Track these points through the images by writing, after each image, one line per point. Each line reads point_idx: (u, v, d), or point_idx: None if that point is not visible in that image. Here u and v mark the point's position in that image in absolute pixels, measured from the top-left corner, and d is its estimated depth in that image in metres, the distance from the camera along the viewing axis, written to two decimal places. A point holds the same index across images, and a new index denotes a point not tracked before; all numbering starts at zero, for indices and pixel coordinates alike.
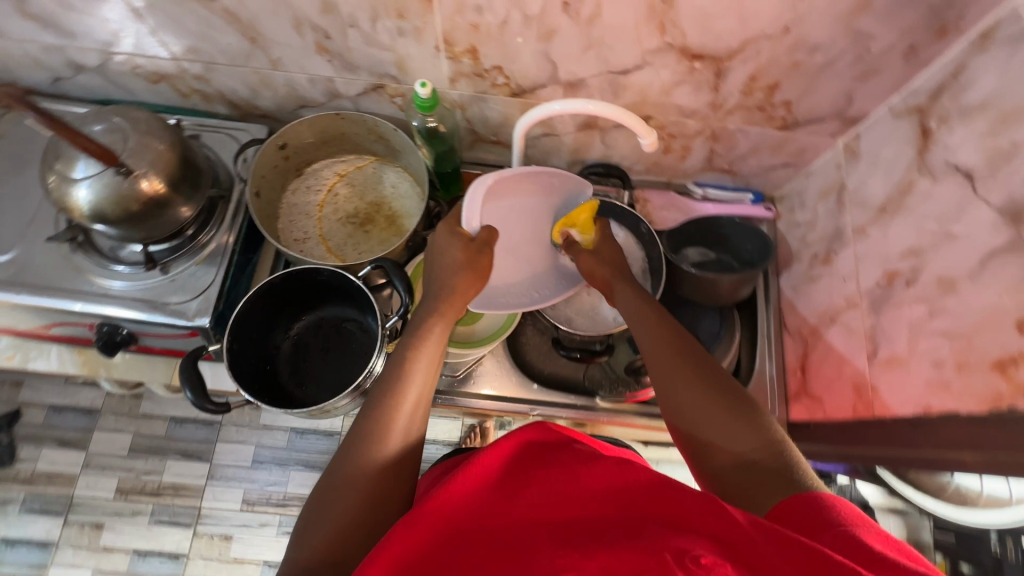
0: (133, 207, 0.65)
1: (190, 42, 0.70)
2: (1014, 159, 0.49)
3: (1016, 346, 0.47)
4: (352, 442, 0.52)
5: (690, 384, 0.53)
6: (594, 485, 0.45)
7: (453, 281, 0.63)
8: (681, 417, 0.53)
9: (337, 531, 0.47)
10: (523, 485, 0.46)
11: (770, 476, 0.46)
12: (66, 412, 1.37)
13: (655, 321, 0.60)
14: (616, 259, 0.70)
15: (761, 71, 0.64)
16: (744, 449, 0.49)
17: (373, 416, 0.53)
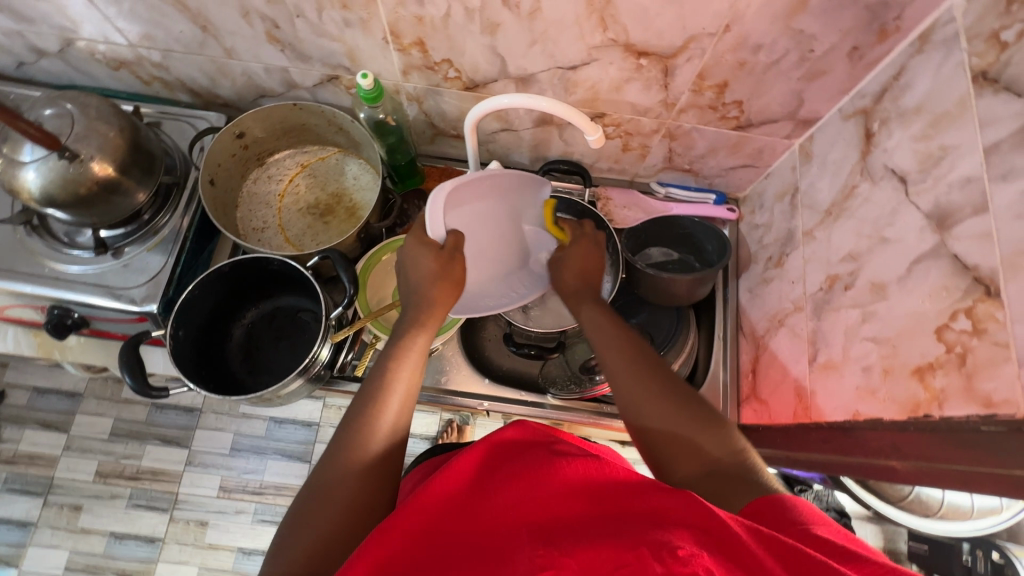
0: (80, 191, 0.65)
1: (144, 29, 0.70)
2: (942, 163, 0.48)
3: (934, 353, 0.46)
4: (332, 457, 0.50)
5: (646, 389, 0.54)
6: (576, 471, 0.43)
7: (433, 293, 0.61)
8: (650, 424, 0.52)
9: (329, 529, 0.45)
10: (498, 484, 0.44)
11: (737, 480, 0.46)
12: (49, 394, 1.39)
13: (613, 327, 0.61)
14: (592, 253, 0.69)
15: (708, 70, 0.64)
16: (710, 458, 0.48)
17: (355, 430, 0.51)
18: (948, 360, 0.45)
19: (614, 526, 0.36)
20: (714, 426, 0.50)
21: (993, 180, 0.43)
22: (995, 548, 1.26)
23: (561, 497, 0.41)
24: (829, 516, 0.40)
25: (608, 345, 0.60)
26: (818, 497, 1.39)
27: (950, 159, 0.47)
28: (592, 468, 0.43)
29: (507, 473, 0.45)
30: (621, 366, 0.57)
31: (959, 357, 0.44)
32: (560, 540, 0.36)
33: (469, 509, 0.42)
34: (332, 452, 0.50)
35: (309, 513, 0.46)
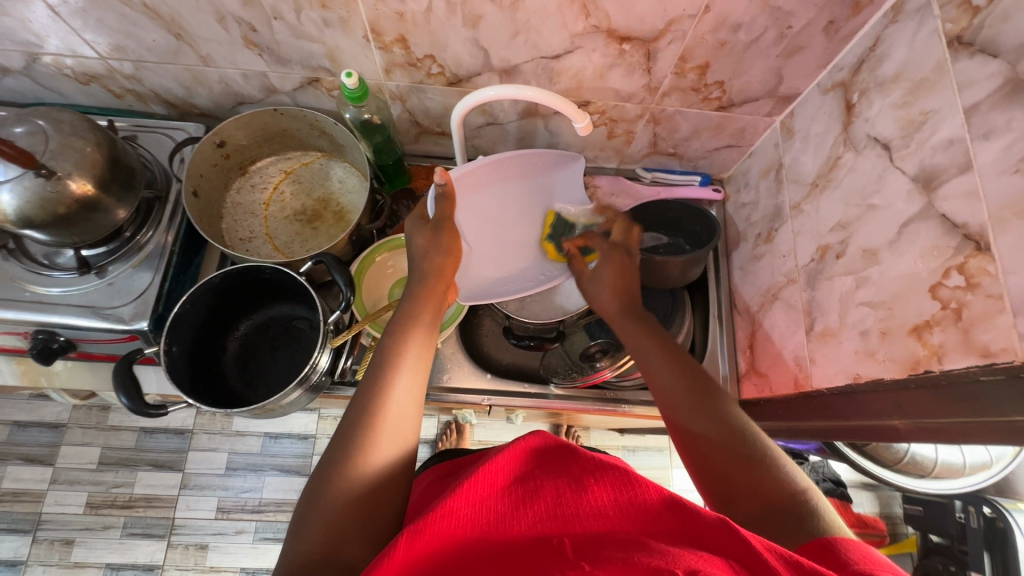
0: (59, 209, 0.63)
1: (114, 40, 0.68)
2: (925, 127, 0.50)
3: (930, 311, 0.48)
4: (340, 441, 0.49)
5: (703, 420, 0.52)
6: (607, 487, 0.43)
7: (428, 263, 0.66)
8: (707, 453, 0.50)
9: (338, 514, 0.44)
10: (531, 494, 0.44)
11: (796, 522, 0.43)
12: (30, 428, 1.34)
13: (667, 357, 0.59)
14: (621, 276, 0.70)
15: (689, 52, 0.65)
16: (768, 497, 0.45)
17: (363, 408, 0.50)
18: (945, 316, 0.46)
19: (644, 547, 0.36)
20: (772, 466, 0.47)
21: (975, 140, 0.44)
22: (988, 503, 1.28)
23: (591, 509, 0.41)
24: (891, 560, 0.35)
25: (664, 371, 0.58)
26: (816, 470, 1.47)
27: (932, 123, 0.49)
28: (623, 481, 0.44)
29: (541, 483, 0.45)
30: (681, 400, 0.54)
31: (955, 313, 0.45)
32: (590, 552, 0.36)
33: (501, 515, 0.42)
34: (348, 436, 0.49)
35: (317, 501, 0.45)
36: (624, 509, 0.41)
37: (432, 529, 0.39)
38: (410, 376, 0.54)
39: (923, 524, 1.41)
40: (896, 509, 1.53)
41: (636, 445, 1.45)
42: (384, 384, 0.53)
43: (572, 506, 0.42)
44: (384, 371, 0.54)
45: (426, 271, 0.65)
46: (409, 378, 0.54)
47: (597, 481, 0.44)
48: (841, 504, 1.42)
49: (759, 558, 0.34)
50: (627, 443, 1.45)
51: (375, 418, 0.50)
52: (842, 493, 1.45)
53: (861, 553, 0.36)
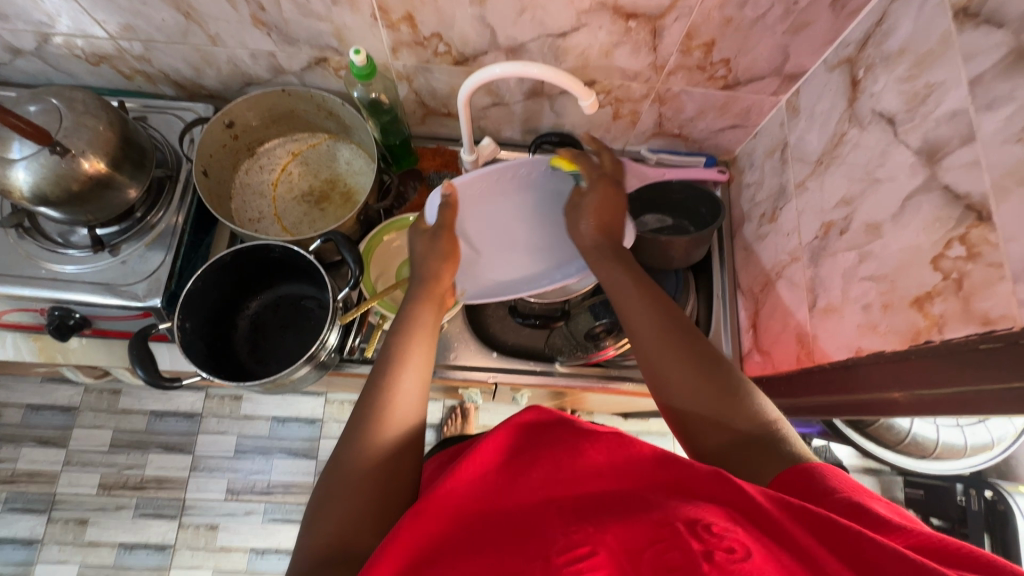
0: (73, 186, 0.64)
1: (124, 20, 0.69)
2: (929, 100, 0.50)
3: (931, 282, 0.48)
4: (349, 440, 0.50)
5: (676, 362, 0.52)
6: (603, 447, 0.44)
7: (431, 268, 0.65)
8: (679, 394, 0.51)
9: (353, 510, 0.46)
10: (529, 456, 0.45)
11: (765, 453, 0.45)
12: (43, 411, 1.37)
13: (644, 302, 0.58)
14: (605, 209, 0.64)
15: (696, 29, 0.65)
16: (740, 429, 0.47)
17: (367, 411, 0.52)
18: (946, 286, 0.47)
19: (645, 505, 0.38)
20: (741, 397, 0.49)
21: (978, 111, 0.45)
22: (990, 487, 1.30)
23: (588, 471, 0.42)
24: (864, 484, 0.39)
25: (635, 320, 0.57)
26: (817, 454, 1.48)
27: (936, 96, 0.49)
28: (618, 442, 0.44)
29: (536, 446, 0.46)
30: (648, 340, 0.55)
31: (956, 282, 0.46)
32: (590, 518, 0.38)
33: (502, 482, 0.43)
34: (353, 438, 0.50)
35: (330, 500, 0.46)
36: (620, 471, 0.42)
37: (439, 505, 0.41)
38: (412, 381, 0.54)
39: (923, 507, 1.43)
40: None
41: (638, 431, 1.46)
42: (385, 391, 0.53)
43: (570, 471, 0.42)
44: (385, 380, 0.54)
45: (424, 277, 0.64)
46: (410, 386, 0.54)
47: (592, 444, 0.44)
48: None
49: (757, 505, 0.36)
50: (630, 428, 1.46)
51: (380, 418, 0.51)
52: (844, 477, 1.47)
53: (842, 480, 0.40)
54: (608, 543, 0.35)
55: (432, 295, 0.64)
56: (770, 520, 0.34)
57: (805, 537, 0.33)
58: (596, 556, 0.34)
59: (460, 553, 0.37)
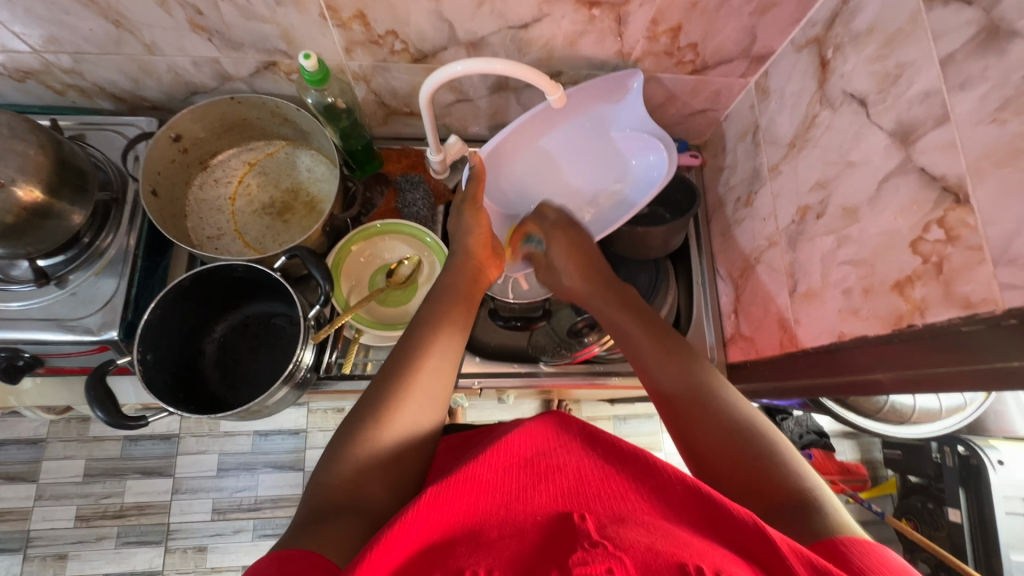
0: (7, 219, 0.59)
1: (47, 32, 0.63)
2: (900, 81, 0.49)
3: (911, 266, 0.48)
4: (376, 391, 0.53)
5: (698, 421, 0.52)
6: (628, 472, 0.44)
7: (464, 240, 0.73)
8: (681, 401, 0.54)
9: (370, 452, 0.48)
10: (553, 470, 0.44)
11: (803, 511, 0.42)
12: (7, 446, 1.30)
13: (664, 355, 0.59)
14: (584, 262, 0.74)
15: (661, 14, 0.63)
16: (784, 485, 0.45)
17: (400, 372, 0.55)
18: (926, 270, 0.46)
19: (669, 535, 0.37)
20: (768, 461, 0.47)
21: (951, 91, 0.44)
22: (961, 441, 1.32)
23: (613, 493, 0.42)
24: (893, 558, 0.36)
25: (663, 368, 0.58)
26: (799, 423, 1.50)
27: (908, 76, 0.48)
28: (647, 466, 0.44)
29: (563, 458, 0.45)
30: (651, 360, 0.60)
31: (935, 266, 0.45)
32: (612, 534, 0.36)
33: (522, 487, 0.42)
34: (383, 389, 0.53)
35: (346, 441, 0.49)
36: (644, 494, 0.42)
37: (455, 495, 0.40)
38: (447, 344, 0.60)
39: (902, 466, 1.48)
40: (877, 454, 1.60)
41: (627, 414, 1.48)
42: (418, 353, 0.57)
43: (592, 486, 0.43)
44: (418, 344, 0.58)
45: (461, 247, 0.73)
46: (442, 353, 0.58)
47: (620, 467, 0.44)
48: (825, 454, 1.48)
49: (783, 563, 0.34)
50: (618, 412, 1.47)
51: (413, 375, 0.55)
52: (826, 444, 1.51)
53: (874, 558, 0.35)
54: (625, 563, 0.33)
55: (466, 262, 0.72)
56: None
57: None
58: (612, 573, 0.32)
59: (466, 547, 0.36)
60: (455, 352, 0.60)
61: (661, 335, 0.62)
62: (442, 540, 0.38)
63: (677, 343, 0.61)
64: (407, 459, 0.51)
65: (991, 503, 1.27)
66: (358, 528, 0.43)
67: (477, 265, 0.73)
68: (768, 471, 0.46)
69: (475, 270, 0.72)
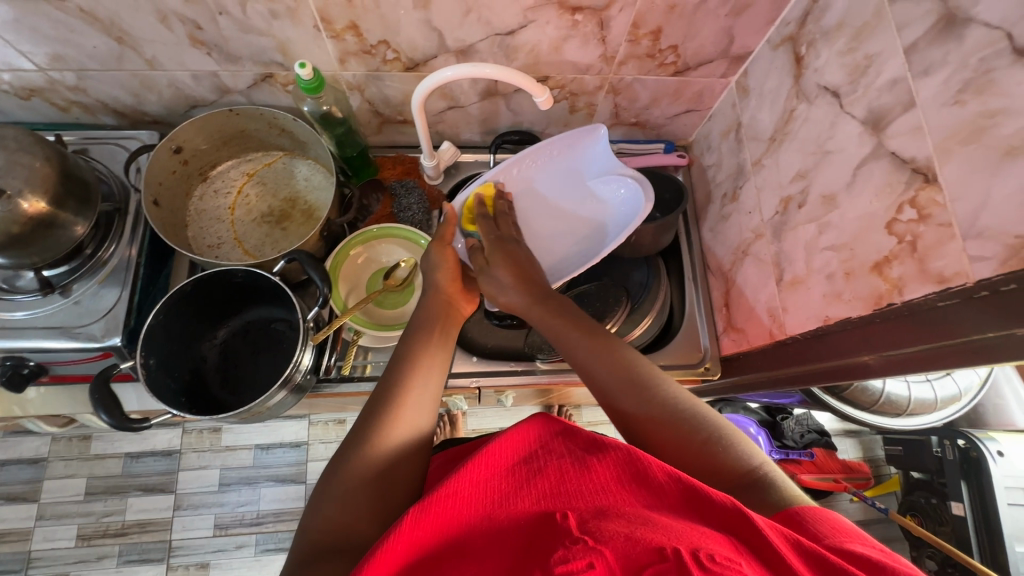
0: (13, 229, 0.61)
1: (53, 50, 0.66)
2: (869, 71, 0.51)
3: (888, 247, 0.50)
4: (360, 431, 0.53)
5: (650, 428, 0.52)
6: (609, 464, 0.44)
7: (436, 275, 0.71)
8: (622, 396, 0.55)
9: (357, 486, 0.48)
10: (533, 474, 0.45)
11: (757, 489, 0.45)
12: (8, 466, 1.30)
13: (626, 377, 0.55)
14: (522, 272, 0.69)
15: (641, 18, 0.66)
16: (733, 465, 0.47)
17: (381, 404, 0.54)
18: (902, 249, 0.48)
19: (648, 522, 0.37)
20: (711, 444, 0.49)
21: (916, 78, 0.46)
22: (961, 435, 1.33)
23: (595, 486, 0.42)
24: (853, 528, 0.38)
25: (625, 393, 0.55)
26: (799, 422, 1.50)
27: (876, 66, 0.50)
28: (626, 458, 0.44)
29: (544, 461, 0.46)
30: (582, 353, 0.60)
31: (910, 245, 0.47)
32: (592, 529, 0.36)
33: (504, 493, 0.43)
34: (369, 426, 0.52)
35: (335, 477, 0.49)
36: (626, 485, 0.42)
37: (439, 508, 0.41)
38: (427, 376, 0.58)
39: (902, 461, 1.45)
40: (878, 452, 1.60)
41: None
42: (399, 387, 0.56)
43: (575, 484, 0.43)
44: (401, 370, 0.58)
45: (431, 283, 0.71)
46: (427, 377, 0.58)
47: (599, 459, 0.44)
48: (826, 453, 1.48)
49: (762, 538, 0.35)
50: None
51: (396, 407, 0.54)
52: (827, 443, 1.50)
53: (830, 523, 0.39)
54: (606, 558, 0.33)
55: (437, 297, 0.70)
56: (775, 557, 0.34)
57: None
58: (593, 568, 0.33)
59: (453, 561, 0.37)
60: (437, 382, 0.58)
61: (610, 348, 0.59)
62: (430, 554, 0.38)
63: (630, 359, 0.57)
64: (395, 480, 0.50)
65: (994, 496, 1.26)
66: (346, 568, 0.42)
67: (448, 300, 0.70)
68: (715, 460, 0.48)
69: (447, 304, 0.70)
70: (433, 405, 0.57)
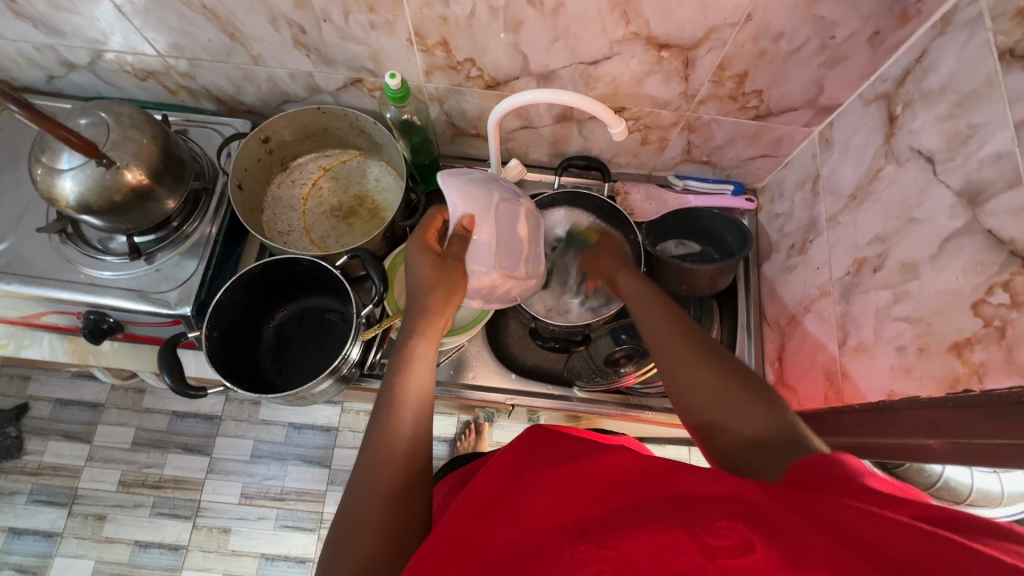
0: (116, 197, 0.67)
1: (173, 39, 0.72)
2: (971, 141, 0.49)
3: (971, 328, 0.47)
4: (358, 479, 0.49)
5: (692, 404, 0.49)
6: (598, 463, 0.45)
7: (429, 300, 0.59)
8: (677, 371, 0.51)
9: (370, 541, 0.45)
10: (529, 483, 0.46)
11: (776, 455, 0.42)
12: (71, 406, 1.41)
13: (693, 359, 0.50)
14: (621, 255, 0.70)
15: (728, 60, 0.65)
16: (755, 429, 0.44)
17: (375, 448, 0.50)
18: (987, 334, 0.45)
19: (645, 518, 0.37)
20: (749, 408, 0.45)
21: None
22: None
23: (586, 487, 0.43)
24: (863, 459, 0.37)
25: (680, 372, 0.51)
26: None
27: (979, 137, 0.48)
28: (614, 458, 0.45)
29: (537, 472, 0.47)
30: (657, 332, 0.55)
31: (998, 330, 0.44)
32: (597, 537, 0.37)
33: (513, 504, 0.44)
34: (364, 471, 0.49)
35: (347, 528, 0.46)
36: (617, 482, 0.43)
37: (449, 539, 0.41)
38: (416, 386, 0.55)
39: None
40: None
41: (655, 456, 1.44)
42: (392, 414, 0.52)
43: (568, 489, 0.43)
44: (392, 396, 0.54)
45: (423, 308, 0.59)
46: (415, 409, 0.53)
47: (590, 460, 0.45)
48: None
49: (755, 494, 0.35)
50: None
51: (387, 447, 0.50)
52: None
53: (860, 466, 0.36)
54: None
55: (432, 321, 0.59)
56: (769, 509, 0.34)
57: (805, 529, 0.32)
58: None
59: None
60: (428, 389, 0.55)
61: (689, 338, 0.52)
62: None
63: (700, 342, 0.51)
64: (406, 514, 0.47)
65: None
66: None
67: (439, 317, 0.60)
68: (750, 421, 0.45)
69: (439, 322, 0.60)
70: (428, 416, 0.54)
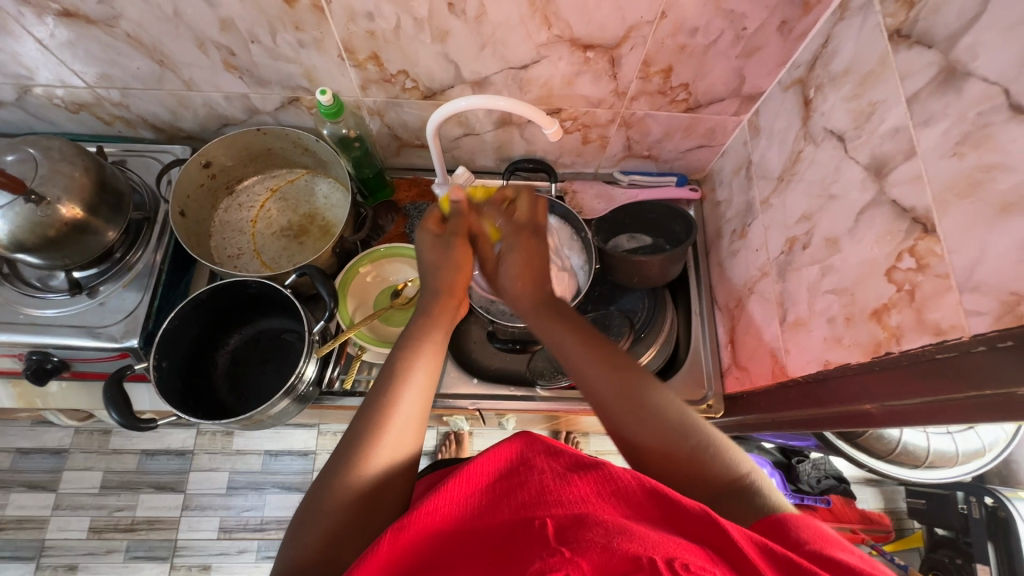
0: (49, 233, 0.65)
1: (101, 69, 0.71)
2: (873, 118, 0.51)
3: (887, 294, 0.49)
4: (335, 460, 0.49)
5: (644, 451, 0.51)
6: (590, 480, 0.43)
7: (440, 279, 0.65)
8: (623, 424, 0.52)
9: (334, 527, 0.45)
10: (515, 487, 0.44)
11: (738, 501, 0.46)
12: (33, 454, 1.35)
13: (638, 411, 0.52)
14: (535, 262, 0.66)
15: (651, 57, 0.67)
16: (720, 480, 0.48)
17: (365, 425, 0.50)
18: (900, 298, 0.47)
19: (624, 532, 0.35)
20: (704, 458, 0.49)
21: (917, 127, 0.46)
22: (989, 493, 1.26)
23: (572, 498, 0.41)
24: (840, 539, 0.38)
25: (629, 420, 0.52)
26: (816, 467, 1.44)
27: (879, 113, 0.50)
28: (603, 475, 0.43)
29: (527, 475, 0.45)
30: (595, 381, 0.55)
31: (909, 294, 0.47)
32: (571, 538, 0.34)
33: (485, 510, 0.43)
34: (345, 456, 0.48)
35: (314, 509, 0.46)
36: (604, 497, 0.41)
37: (419, 525, 0.40)
38: (419, 381, 0.55)
39: (928, 516, 1.38)
40: (901, 504, 1.51)
41: None
42: (387, 400, 0.52)
43: (554, 496, 0.41)
44: (390, 383, 0.54)
45: (435, 285, 0.65)
46: (414, 392, 0.53)
47: (581, 474, 0.44)
48: (844, 500, 1.40)
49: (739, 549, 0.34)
50: None
51: (378, 431, 0.50)
52: (845, 490, 1.42)
53: (814, 531, 0.38)
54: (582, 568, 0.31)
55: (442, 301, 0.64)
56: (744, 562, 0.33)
57: None
58: None
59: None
60: (431, 387, 0.55)
61: (626, 384, 0.54)
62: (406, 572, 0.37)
63: (677, 428, 0.51)
64: (378, 508, 0.47)
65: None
66: None
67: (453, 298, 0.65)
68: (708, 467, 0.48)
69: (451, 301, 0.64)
70: (424, 413, 0.54)
